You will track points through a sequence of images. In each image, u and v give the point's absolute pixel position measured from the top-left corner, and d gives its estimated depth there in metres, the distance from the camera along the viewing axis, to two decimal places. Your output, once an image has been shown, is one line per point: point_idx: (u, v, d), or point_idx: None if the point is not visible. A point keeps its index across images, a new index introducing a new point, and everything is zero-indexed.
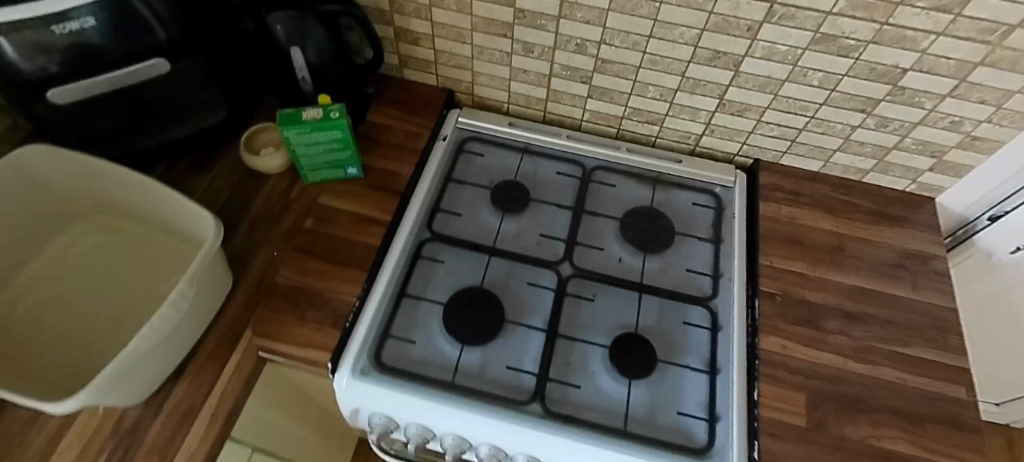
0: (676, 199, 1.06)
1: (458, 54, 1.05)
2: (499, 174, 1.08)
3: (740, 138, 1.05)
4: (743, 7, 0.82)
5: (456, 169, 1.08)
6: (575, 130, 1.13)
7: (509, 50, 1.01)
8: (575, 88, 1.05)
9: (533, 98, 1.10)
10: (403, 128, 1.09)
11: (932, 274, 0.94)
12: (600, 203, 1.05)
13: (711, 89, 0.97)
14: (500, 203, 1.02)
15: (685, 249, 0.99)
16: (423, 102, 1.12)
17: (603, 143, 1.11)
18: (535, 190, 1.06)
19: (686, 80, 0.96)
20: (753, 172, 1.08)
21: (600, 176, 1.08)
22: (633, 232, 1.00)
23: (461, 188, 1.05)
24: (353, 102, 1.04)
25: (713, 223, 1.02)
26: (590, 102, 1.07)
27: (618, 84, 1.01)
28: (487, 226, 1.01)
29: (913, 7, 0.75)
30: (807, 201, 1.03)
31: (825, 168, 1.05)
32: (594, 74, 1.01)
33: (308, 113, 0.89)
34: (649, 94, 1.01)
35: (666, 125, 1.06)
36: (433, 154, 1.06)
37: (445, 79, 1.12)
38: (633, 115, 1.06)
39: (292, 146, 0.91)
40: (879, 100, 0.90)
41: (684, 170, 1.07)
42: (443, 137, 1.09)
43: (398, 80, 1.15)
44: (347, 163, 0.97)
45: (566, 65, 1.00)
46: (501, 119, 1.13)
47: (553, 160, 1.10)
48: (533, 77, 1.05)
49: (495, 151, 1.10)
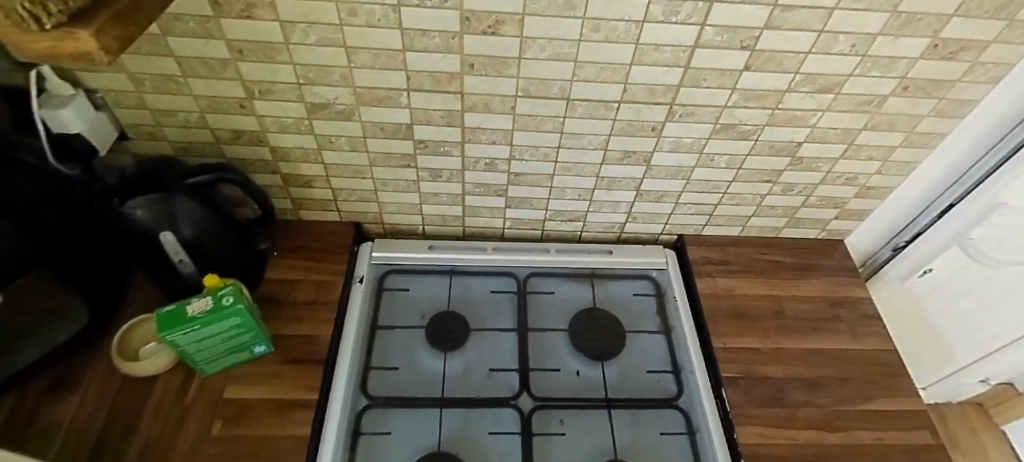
0: (615, 292, 1.05)
1: (361, 189, 0.97)
2: (429, 307, 0.99)
3: (661, 220, 1.05)
4: (645, 111, 0.82)
5: (381, 312, 0.97)
6: (499, 239, 1.09)
7: (415, 178, 0.95)
8: (491, 202, 1.00)
9: (450, 216, 1.03)
10: (311, 279, 0.96)
11: (865, 318, 0.99)
12: (542, 316, 0.99)
13: (626, 183, 0.96)
14: (439, 341, 0.92)
15: (637, 344, 0.97)
16: (329, 243, 1.01)
17: (530, 250, 1.06)
18: (473, 316, 0.98)
19: (601, 179, 0.95)
20: (680, 248, 1.09)
21: (534, 285, 1.03)
22: (585, 340, 0.95)
23: (392, 334, 0.95)
24: (248, 266, 0.91)
25: (658, 313, 1.02)
26: (509, 212, 1.03)
27: (536, 193, 0.98)
28: (430, 372, 0.90)
29: (798, 93, 0.79)
30: (737, 268, 1.05)
31: (744, 232, 1.09)
32: (509, 187, 0.97)
33: (194, 305, 0.74)
34: (568, 196, 0.99)
35: (590, 220, 1.05)
36: (351, 302, 0.94)
37: (349, 213, 1.02)
38: (555, 216, 1.04)
39: (180, 345, 0.75)
40: (782, 171, 0.94)
41: (617, 260, 1.05)
42: (359, 278, 0.97)
43: (296, 223, 1.03)
44: (254, 343, 0.82)
45: (478, 183, 0.96)
46: (419, 242, 1.05)
47: (484, 277, 1.03)
48: (445, 198, 0.99)
49: (420, 282, 1.02)
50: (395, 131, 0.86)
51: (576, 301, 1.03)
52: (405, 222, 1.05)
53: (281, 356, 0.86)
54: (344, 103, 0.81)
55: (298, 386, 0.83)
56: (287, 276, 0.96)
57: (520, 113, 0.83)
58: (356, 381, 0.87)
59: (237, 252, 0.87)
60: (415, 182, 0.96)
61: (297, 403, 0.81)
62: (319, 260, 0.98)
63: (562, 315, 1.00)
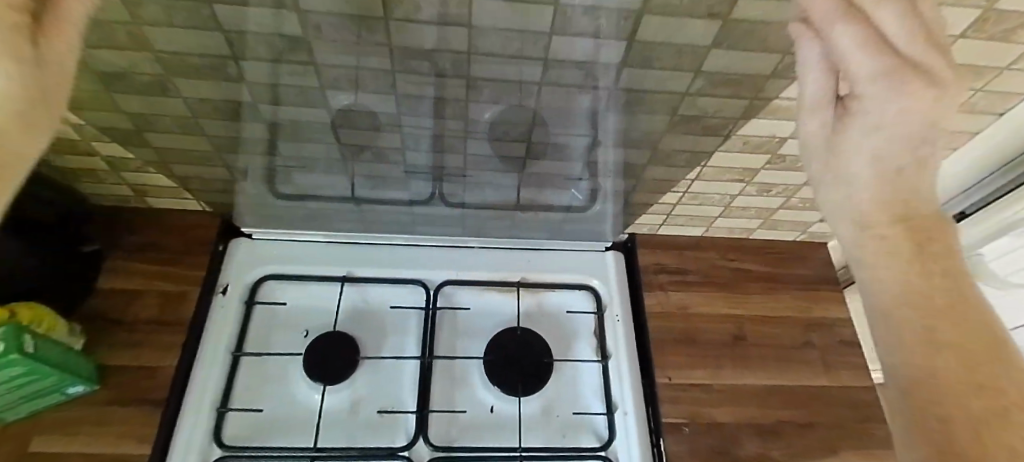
0: (546, 305, 0.86)
1: (218, 177, 0.76)
2: (315, 324, 0.81)
3: (608, 220, 0.86)
4: (576, 97, 0.60)
5: (251, 331, 0.78)
6: (412, 237, 0.87)
7: (288, 166, 0.74)
8: (393, 194, 0.80)
9: (343, 212, 0.83)
10: (160, 290, 0.76)
11: (837, 346, 0.84)
12: (454, 336, 0.82)
13: (561, 179, 0.76)
14: (320, 369, 0.74)
15: (563, 376, 0.80)
16: (187, 241, 0.81)
17: (448, 242, 0.88)
18: (368, 338, 0.80)
19: (527, 174, 0.75)
20: (631, 250, 0.89)
21: (447, 296, 0.84)
22: (503, 370, 0.77)
23: (263, 360, 0.76)
24: (69, 283, 0.70)
25: (594, 333, 0.83)
26: (416, 208, 0.83)
27: (448, 187, 0.78)
28: (307, 410, 0.74)
29: (785, 79, 0.58)
30: (697, 278, 0.87)
31: (708, 232, 0.90)
32: (409, 179, 0.76)
33: None
34: (489, 191, 0.79)
35: (519, 216, 0.85)
36: (210, 319, 0.76)
37: (210, 203, 0.82)
38: (474, 213, 0.84)
39: None
40: (758, 170, 0.74)
41: (548, 270, 0.86)
42: (223, 287, 0.78)
43: (148, 213, 0.82)
44: (69, 384, 0.65)
45: (371, 176, 0.76)
46: (305, 244, 0.85)
47: (386, 286, 0.84)
48: (330, 190, 0.78)
49: (305, 291, 0.82)
50: (237, 109, 0.63)
51: (497, 319, 0.85)
52: (284, 214, 0.83)
53: (112, 396, 0.68)
54: (149, 73, 0.57)
55: (128, 436, 0.66)
56: (131, 287, 0.76)
57: (404, 94, 0.60)
58: (209, 426, 0.69)
59: (54, 267, 0.68)
60: (288, 170, 0.75)
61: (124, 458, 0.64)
62: (173, 264, 0.79)
63: (481, 337, 0.83)
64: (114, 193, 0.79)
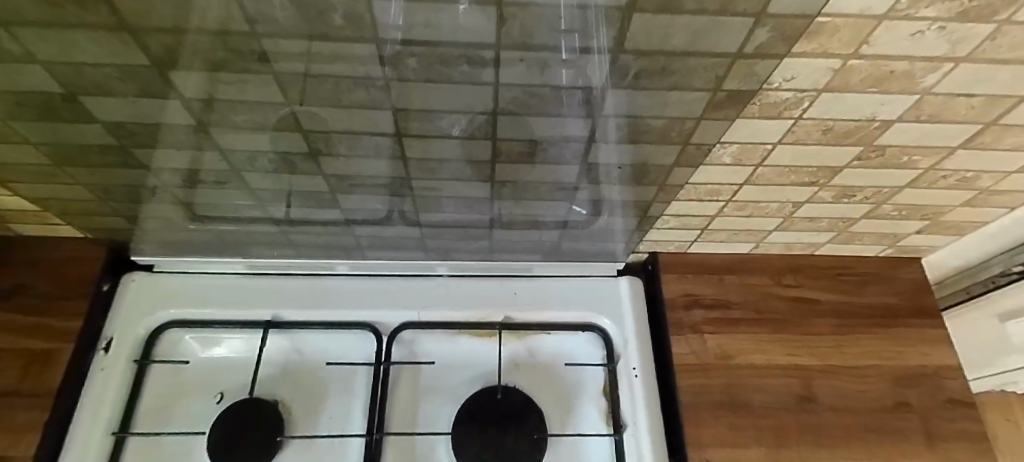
0: (537, 353, 0.64)
1: (85, 199, 0.56)
2: (231, 386, 0.61)
3: (620, 238, 0.63)
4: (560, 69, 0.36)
5: (145, 400, 0.59)
6: (358, 260, 0.67)
7: (171, 183, 0.54)
8: (324, 213, 0.59)
9: (266, 235, 0.63)
10: (20, 349, 0.58)
11: (949, 409, 0.59)
12: (414, 397, 0.62)
13: (551, 188, 0.54)
14: (227, 453, 0.56)
15: (561, 456, 0.59)
16: (63, 280, 0.61)
17: (407, 269, 0.67)
18: (298, 405, 0.61)
19: (500, 185, 0.53)
20: (653, 275, 0.66)
21: (405, 343, 0.64)
22: (477, 451, 0.56)
23: (159, 441, 0.58)
24: None
25: (604, 393, 0.61)
26: (358, 229, 0.62)
27: (391, 203, 0.57)
28: None
29: (913, 22, 0.34)
30: (746, 313, 0.63)
31: (759, 249, 0.66)
32: (336, 195, 0.55)
33: None
34: (449, 209, 0.57)
35: (498, 237, 0.63)
36: (86, 388, 0.57)
37: (93, 229, 0.62)
38: (435, 236, 0.63)
39: None
40: (840, 167, 0.50)
41: (540, 306, 0.64)
42: (107, 342, 0.59)
43: (16, 244, 0.63)
44: None
45: (283, 189, 0.55)
46: (220, 276, 0.65)
47: (324, 333, 0.64)
48: (240, 210, 0.58)
49: (219, 341, 0.63)
50: (52, 107, 0.42)
51: (472, 373, 0.63)
52: (190, 241, 0.63)
53: None
54: None
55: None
56: None
57: (284, 74, 0.37)
58: None
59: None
60: (171, 187, 0.54)
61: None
62: (42, 313, 0.60)
63: (450, 400, 0.62)
64: None
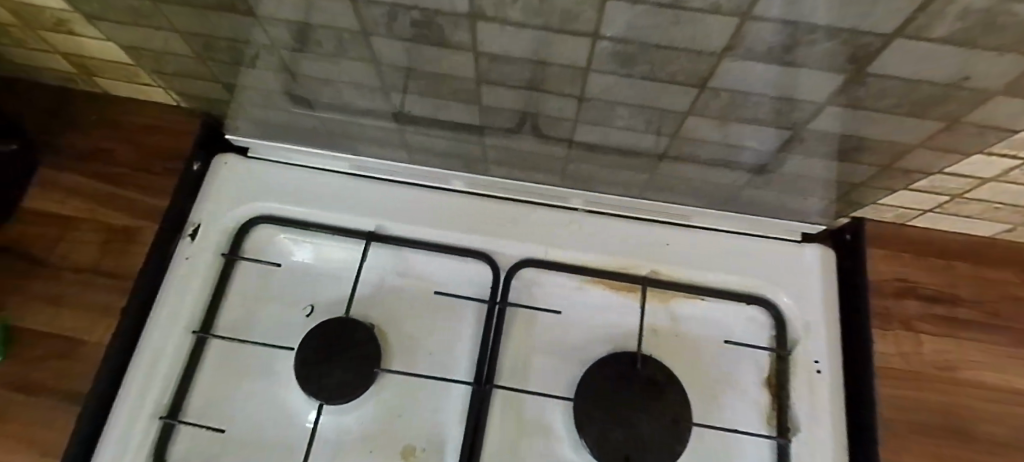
0: (683, 321, 0.52)
1: (177, 53, 0.45)
2: (322, 300, 0.53)
3: (827, 194, 0.47)
4: None
5: (228, 299, 0.52)
6: (477, 176, 0.55)
7: (283, 41, 0.40)
8: (452, 112, 0.46)
9: (375, 131, 0.52)
10: (105, 221, 0.51)
11: None
12: (529, 349, 0.52)
13: (786, 110, 0.37)
14: (317, 369, 0.49)
15: (702, 451, 0.48)
16: (150, 151, 0.54)
17: (534, 195, 0.55)
18: (394, 336, 0.52)
19: (708, 93, 0.36)
20: (852, 248, 0.51)
21: (524, 283, 0.53)
22: (604, 427, 0.47)
23: (242, 347, 0.51)
24: None
25: (768, 385, 0.49)
26: (490, 138, 0.50)
27: (543, 102, 0.42)
28: (293, 434, 0.49)
29: None
30: (979, 316, 0.47)
31: (1011, 234, 0.48)
32: (481, 84, 0.41)
33: None
34: (619, 121, 0.42)
35: (664, 170, 0.48)
36: (168, 276, 0.50)
37: (185, 95, 0.53)
38: (583, 158, 0.49)
39: None
40: None
41: (697, 265, 0.51)
42: (194, 228, 0.52)
43: (106, 104, 0.56)
44: None
45: (409, 67, 0.41)
46: (318, 172, 0.55)
47: (433, 257, 0.54)
48: (355, 94, 0.46)
49: (313, 247, 0.54)
50: None
51: (599, 331, 0.52)
52: (291, 126, 0.54)
53: (14, 376, 0.46)
54: None
55: (22, 444, 0.44)
56: (63, 213, 0.52)
57: None
58: (148, 443, 0.47)
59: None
60: (281, 48, 0.41)
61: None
62: (123, 184, 0.52)
63: (571, 360, 0.51)
64: (48, 67, 0.52)
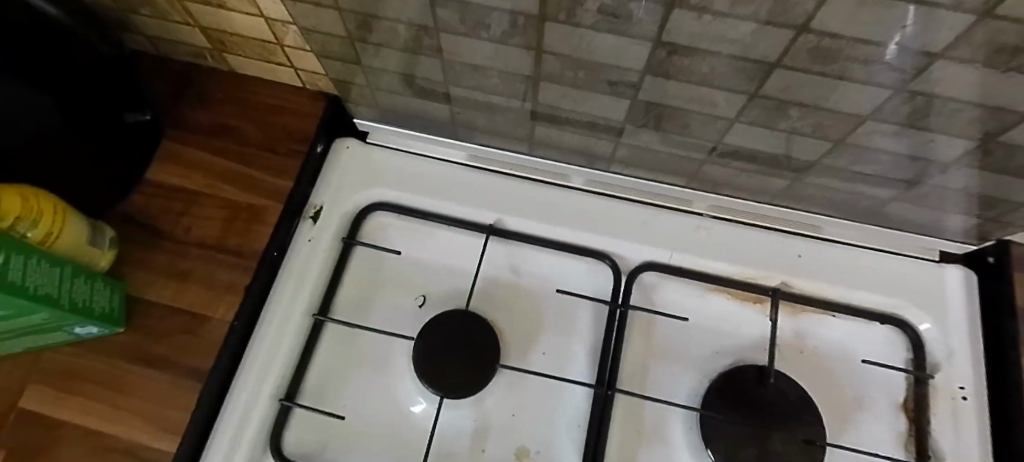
0: (812, 338, 0.50)
1: (327, 31, 0.45)
2: (437, 291, 0.52)
3: (981, 212, 0.45)
4: None
5: (343, 283, 0.52)
6: (599, 172, 0.54)
7: (450, 23, 0.39)
8: (597, 105, 0.45)
9: (504, 123, 0.51)
10: (230, 197, 0.51)
11: None
12: (649, 355, 0.50)
13: (986, 119, 0.35)
14: (437, 362, 0.47)
15: None
16: (275, 130, 0.54)
17: (657, 196, 0.54)
18: (511, 334, 0.51)
19: (902, 97, 0.35)
20: (996, 273, 0.49)
21: (645, 286, 0.52)
22: (734, 441, 0.45)
23: (357, 334, 0.50)
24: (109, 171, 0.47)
25: (907, 410, 0.47)
26: (626, 137, 0.49)
27: (707, 98, 0.41)
28: (407, 426, 0.48)
29: None
30: None
31: None
32: (647, 77, 0.40)
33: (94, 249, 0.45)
34: (782, 124, 0.41)
35: (808, 178, 0.47)
36: (290, 257, 0.50)
37: (315, 75, 0.53)
38: (722, 161, 0.48)
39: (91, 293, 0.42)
40: None
41: (831, 279, 0.49)
42: (315, 210, 0.52)
43: (232, 82, 0.56)
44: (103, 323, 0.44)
45: (578, 56, 0.40)
46: (437, 161, 0.55)
47: (551, 254, 0.52)
48: (499, 81, 0.45)
49: (430, 236, 0.53)
50: None
51: (723, 341, 0.51)
52: (416, 112, 0.53)
53: (137, 347, 0.46)
54: None
55: (141, 416, 0.43)
56: (188, 187, 0.52)
57: None
58: (266, 424, 0.46)
59: None
60: (444, 30, 0.41)
61: (129, 451, 0.42)
62: (248, 162, 0.52)
63: (693, 370, 0.50)
64: (185, 42, 0.53)
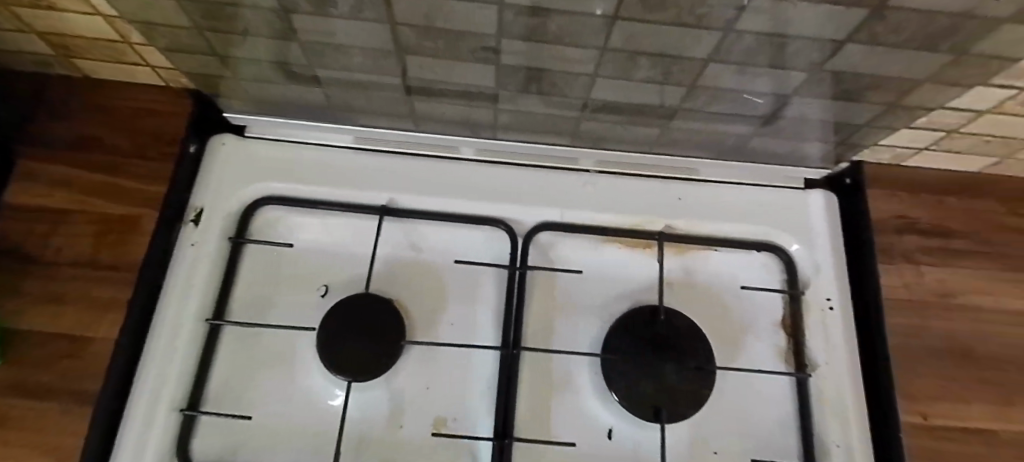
0: (699, 274, 0.53)
1: (171, 24, 0.42)
2: (338, 279, 0.52)
3: (832, 138, 0.49)
4: None
5: (238, 284, 0.51)
6: (486, 141, 0.55)
7: (295, 3, 0.38)
8: (465, 74, 0.45)
9: (381, 102, 0.51)
10: (101, 211, 0.48)
11: None
12: (553, 312, 0.52)
13: (810, 49, 0.38)
14: (342, 348, 0.47)
15: (725, 392, 0.50)
16: (142, 135, 0.51)
17: (545, 158, 0.56)
18: (417, 310, 0.52)
19: (733, 36, 0.37)
20: (852, 191, 0.53)
21: (542, 246, 0.53)
22: (634, 380, 0.48)
23: (258, 332, 0.50)
24: None
25: (784, 327, 0.51)
26: (502, 103, 0.49)
27: (564, 56, 0.42)
28: (320, 415, 0.48)
29: None
30: (974, 247, 0.50)
31: (994, 168, 0.51)
32: (502, 41, 0.40)
33: None
34: (638, 74, 0.43)
35: (676, 124, 0.49)
36: (174, 265, 0.48)
37: (175, 72, 0.50)
38: (597, 116, 0.49)
39: None
40: None
41: (710, 218, 0.52)
42: (195, 213, 0.50)
43: (88, 89, 0.53)
44: None
45: (433, 25, 0.39)
46: (321, 148, 0.53)
47: (448, 228, 0.53)
48: (364, 59, 0.44)
49: (323, 225, 0.52)
50: None
51: (620, 288, 0.53)
52: (291, 100, 0.52)
53: (13, 382, 0.43)
54: None
55: (28, 450, 0.41)
56: (51, 206, 0.48)
57: None
58: (170, 437, 0.45)
59: None
60: (292, 12, 0.39)
61: None
62: (116, 172, 0.50)
63: (594, 320, 0.52)
64: (21, 50, 0.49)
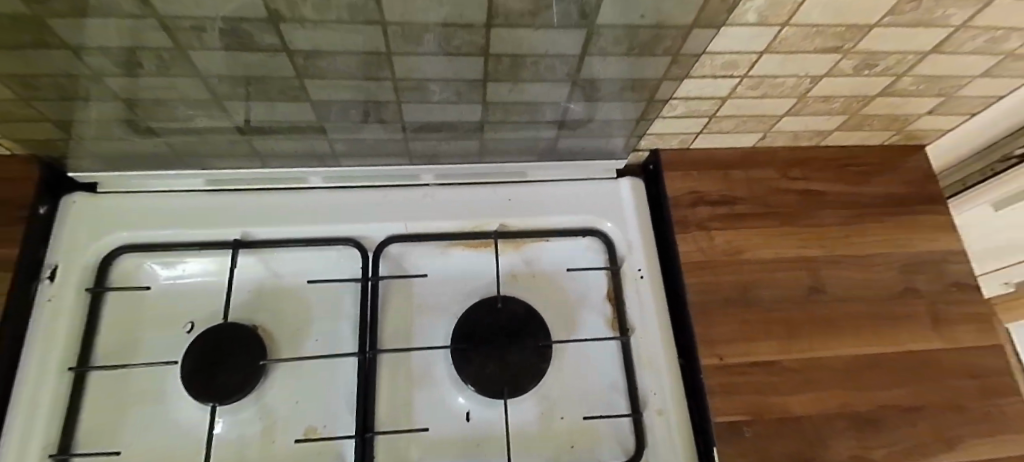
0: (536, 263, 0.60)
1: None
2: (203, 313, 0.56)
3: (623, 132, 0.57)
4: None
5: (103, 331, 0.54)
6: (332, 169, 0.60)
7: (103, 68, 0.42)
8: (288, 112, 0.51)
9: (224, 146, 0.55)
10: None
11: (952, 291, 0.58)
12: (407, 315, 0.58)
13: (560, 64, 0.45)
14: (207, 374, 0.51)
15: (565, 363, 0.56)
16: None
17: (388, 177, 0.61)
18: (280, 331, 0.56)
19: (493, 60, 0.44)
20: (654, 175, 0.62)
21: (394, 257, 0.59)
22: (479, 364, 0.53)
23: (126, 373, 0.53)
24: None
25: (608, 299, 0.58)
26: (332, 133, 0.55)
27: (365, 89, 0.48)
28: (192, 442, 0.51)
29: None
30: (753, 209, 0.59)
31: (763, 141, 0.62)
32: (304, 82, 0.46)
33: None
34: (434, 97, 0.49)
35: (489, 135, 0.56)
36: (32, 321, 0.50)
37: (15, 142, 0.53)
38: (420, 135, 0.56)
39: None
40: (873, 24, 0.43)
41: (536, 213, 0.59)
42: (51, 270, 0.53)
43: None
44: None
45: (241, 75, 0.44)
46: (174, 195, 0.58)
47: (303, 253, 0.58)
48: (191, 108, 0.49)
49: (187, 263, 0.57)
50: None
51: (468, 285, 0.60)
52: (137, 152, 0.56)
53: None
54: None
55: None
56: None
57: None
58: None
59: None
60: (106, 76, 0.43)
61: None
62: None
63: (446, 317, 0.58)
64: None
